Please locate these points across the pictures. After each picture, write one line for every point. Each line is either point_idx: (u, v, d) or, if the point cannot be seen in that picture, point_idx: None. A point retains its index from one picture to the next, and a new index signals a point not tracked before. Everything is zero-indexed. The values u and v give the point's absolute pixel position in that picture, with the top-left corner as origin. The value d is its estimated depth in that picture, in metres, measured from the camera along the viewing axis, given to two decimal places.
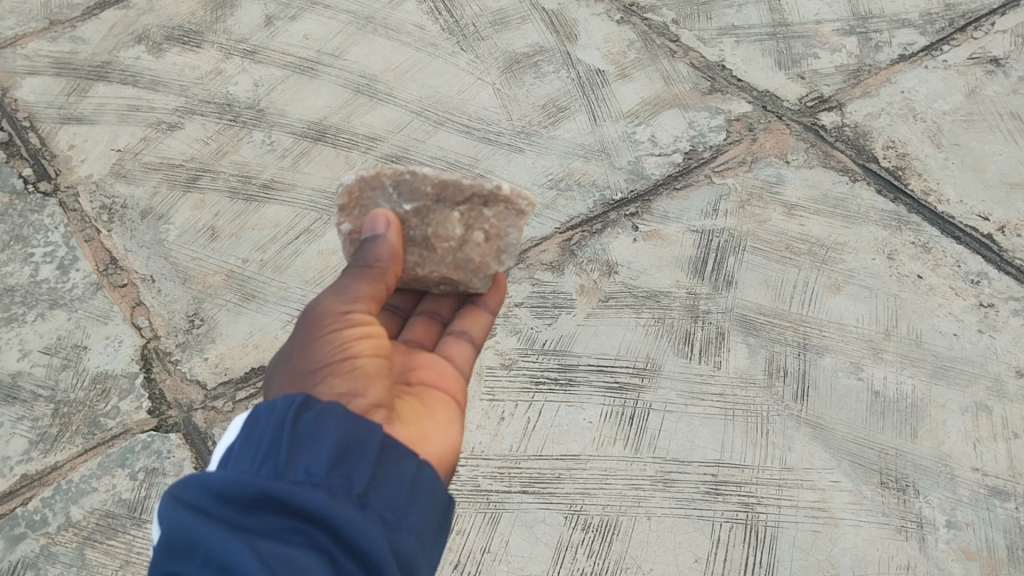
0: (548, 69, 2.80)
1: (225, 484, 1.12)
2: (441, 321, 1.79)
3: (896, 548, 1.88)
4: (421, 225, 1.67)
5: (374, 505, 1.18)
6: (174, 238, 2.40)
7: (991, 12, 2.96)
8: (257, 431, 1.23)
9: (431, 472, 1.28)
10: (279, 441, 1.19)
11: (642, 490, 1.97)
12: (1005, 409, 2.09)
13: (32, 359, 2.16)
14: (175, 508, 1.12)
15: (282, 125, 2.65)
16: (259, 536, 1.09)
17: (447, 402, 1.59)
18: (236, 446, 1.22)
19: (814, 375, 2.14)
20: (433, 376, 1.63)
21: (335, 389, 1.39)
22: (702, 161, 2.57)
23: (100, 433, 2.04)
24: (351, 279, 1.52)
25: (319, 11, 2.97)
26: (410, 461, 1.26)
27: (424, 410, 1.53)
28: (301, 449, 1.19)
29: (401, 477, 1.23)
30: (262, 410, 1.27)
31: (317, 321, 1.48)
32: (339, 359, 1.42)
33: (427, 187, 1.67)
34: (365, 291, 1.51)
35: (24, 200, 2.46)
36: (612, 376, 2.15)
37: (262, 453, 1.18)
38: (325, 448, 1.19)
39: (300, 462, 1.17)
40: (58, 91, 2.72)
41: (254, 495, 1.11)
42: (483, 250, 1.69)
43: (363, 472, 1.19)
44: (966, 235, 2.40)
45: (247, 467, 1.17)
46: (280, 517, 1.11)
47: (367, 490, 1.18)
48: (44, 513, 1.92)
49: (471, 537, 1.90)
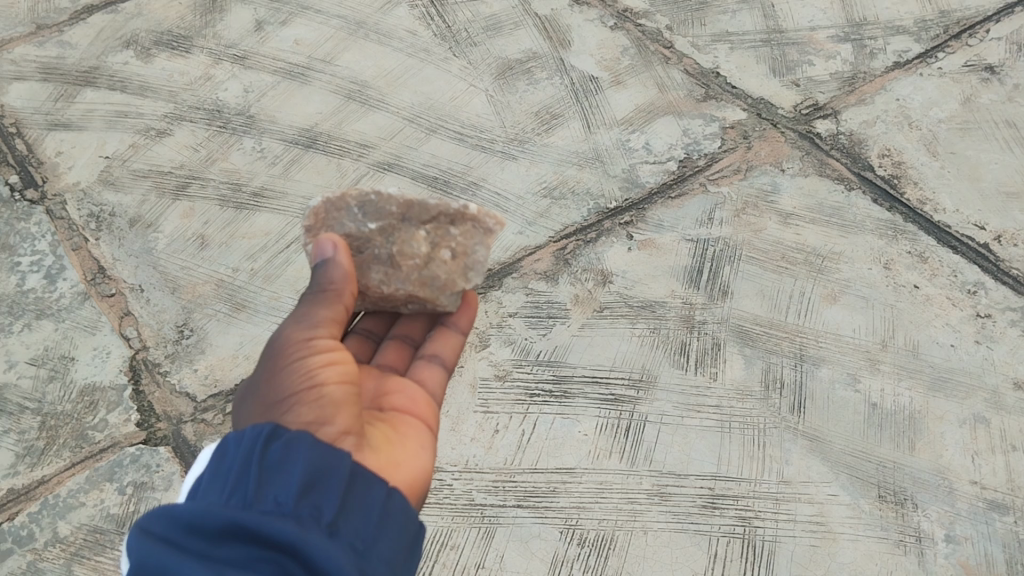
0: (541, 76, 2.78)
1: (194, 515, 1.09)
2: (413, 344, 1.76)
3: (895, 563, 1.87)
4: (386, 244, 1.66)
5: (345, 533, 1.14)
6: (163, 247, 2.37)
7: (985, 19, 2.95)
8: (225, 463, 1.21)
9: (402, 499, 1.26)
10: (247, 472, 1.17)
11: (638, 505, 1.95)
12: (1003, 421, 2.07)
13: (18, 371, 2.12)
14: (143, 539, 1.08)
15: (271, 131, 2.62)
16: (229, 567, 1.06)
17: (419, 426, 1.56)
18: (205, 477, 1.20)
19: (810, 386, 2.12)
20: (405, 401, 1.60)
21: (303, 417, 1.35)
22: (696, 169, 2.55)
23: (87, 446, 2.01)
24: (310, 305, 1.51)
25: (310, 16, 2.94)
26: (380, 489, 1.23)
27: (395, 436, 1.50)
28: (269, 479, 1.16)
29: (370, 506, 1.21)
30: (231, 442, 1.25)
31: (281, 352, 1.46)
32: (305, 388, 1.39)
33: (393, 207, 1.67)
34: (325, 316, 1.49)
35: (11, 208, 2.43)
36: (607, 387, 2.12)
37: (231, 485, 1.15)
38: (294, 477, 1.16)
39: (269, 492, 1.14)
40: (45, 97, 2.68)
41: (222, 525, 1.08)
42: (450, 267, 1.66)
43: (332, 501, 1.16)
44: (962, 245, 2.38)
45: (215, 498, 1.14)
46: (249, 547, 1.08)
47: (337, 519, 1.15)
48: (31, 529, 1.89)
49: (465, 553, 1.88)
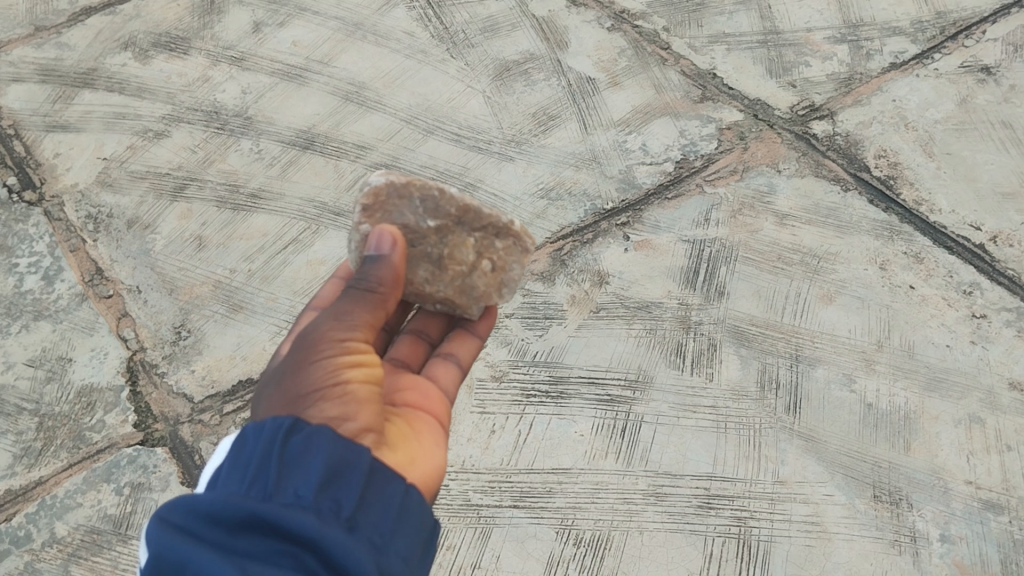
0: (538, 77, 2.78)
1: (213, 506, 1.09)
2: (428, 342, 1.77)
3: (889, 563, 1.87)
4: (438, 244, 1.65)
5: (364, 528, 1.15)
6: (161, 248, 2.37)
7: (982, 20, 2.95)
8: (245, 454, 1.21)
9: (419, 496, 1.26)
10: (267, 464, 1.17)
11: (634, 505, 1.95)
12: (998, 421, 2.08)
13: (16, 371, 2.13)
14: (162, 528, 1.08)
15: (270, 133, 2.62)
16: (249, 558, 1.06)
17: (432, 423, 1.58)
18: (225, 468, 1.21)
19: (806, 387, 2.13)
20: (418, 399, 1.61)
21: (326, 412, 1.35)
22: (693, 170, 2.56)
23: (85, 447, 2.01)
24: (351, 302, 1.48)
25: (308, 17, 2.95)
26: (397, 484, 1.24)
27: (411, 431, 1.51)
28: (289, 471, 1.16)
29: (389, 501, 1.21)
30: (250, 432, 1.25)
31: (313, 345, 1.44)
32: (330, 384, 1.39)
33: (452, 208, 1.66)
34: (365, 319, 1.48)
35: (8, 210, 2.43)
36: (603, 388, 2.13)
37: (251, 476, 1.16)
38: (315, 470, 1.17)
39: (289, 484, 1.14)
40: (43, 98, 2.69)
41: (243, 517, 1.09)
42: (488, 279, 1.68)
43: (352, 495, 1.17)
44: (958, 245, 2.39)
45: (235, 490, 1.15)
46: (268, 539, 1.08)
47: (356, 513, 1.15)
48: (28, 529, 1.89)
49: (461, 553, 1.88)
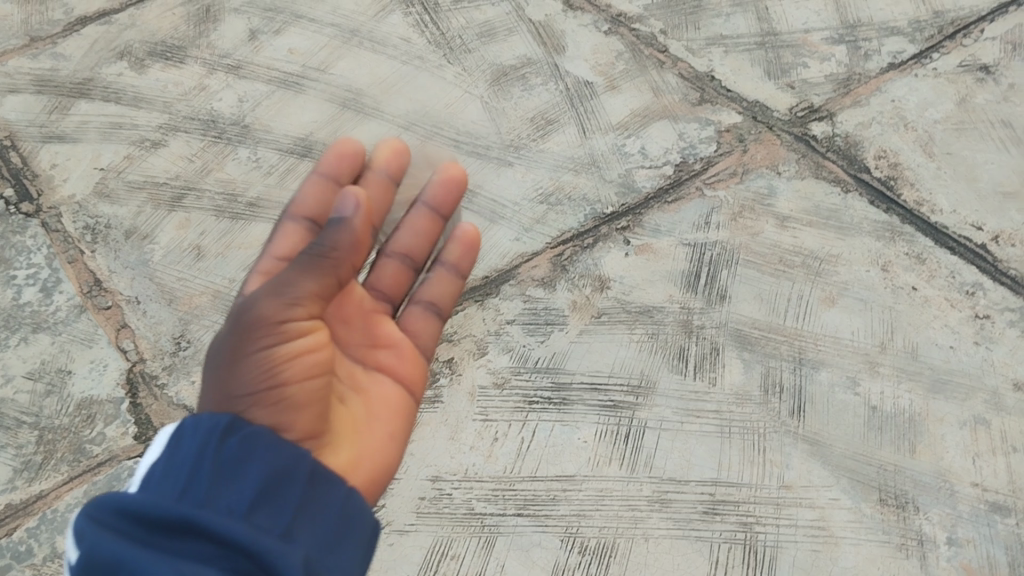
0: (536, 82, 2.77)
1: (148, 508, 1.17)
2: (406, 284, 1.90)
3: (897, 567, 1.87)
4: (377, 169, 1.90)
5: (295, 538, 1.24)
6: (159, 258, 2.36)
7: (980, 19, 2.94)
8: (178, 456, 1.29)
9: (354, 503, 1.37)
10: (200, 469, 1.25)
11: (639, 511, 1.94)
12: (1003, 423, 2.07)
13: (15, 385, 2.12)
14: (96, 526, 1.15)
15: (267, 141, 2.61)
16: (186, 560, 1.14)
17: (398, 393, 1.73)
18: (158, 470, 1.28)
19: (810, 391, 2.12)
20: (389, 361, 1.74)
21: (262, 419, 1.41)
22: (692, 173, 2.55)
23: (85, 460, 2.00)
24: (299, 274, 1.47)
25: (304, 24, 2.93)
26: (329, 499, 1.34)
27: (362, 417, 1.65)
28: (224, 481, 1.24)
29: (319, 513, 1.31)
30: (185, 431, 1.33)
31: (251, 327, 1.44)
32: (266, 385, 1.42)
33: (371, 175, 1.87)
34: (311, 289, 1.47)
35: (6, 222, 2.42)
36: (606, 394, 2.12)
37: (186, 483, 1.23)
38: (251, 483, 1.25)
39: (224, 496, 1.22)
40: (39, 109, 2.67)
41: (178, 520, 1.16)
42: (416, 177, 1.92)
43: (284, 508, 1.26)
44: (960, 246, 2.38)
45: (170, 494, 1.22)
46: (204, 544, 1.16)
47: (287, 526, 1.25)
48: (30, 544, 1.88)
49: (466, 562, 1.88)
